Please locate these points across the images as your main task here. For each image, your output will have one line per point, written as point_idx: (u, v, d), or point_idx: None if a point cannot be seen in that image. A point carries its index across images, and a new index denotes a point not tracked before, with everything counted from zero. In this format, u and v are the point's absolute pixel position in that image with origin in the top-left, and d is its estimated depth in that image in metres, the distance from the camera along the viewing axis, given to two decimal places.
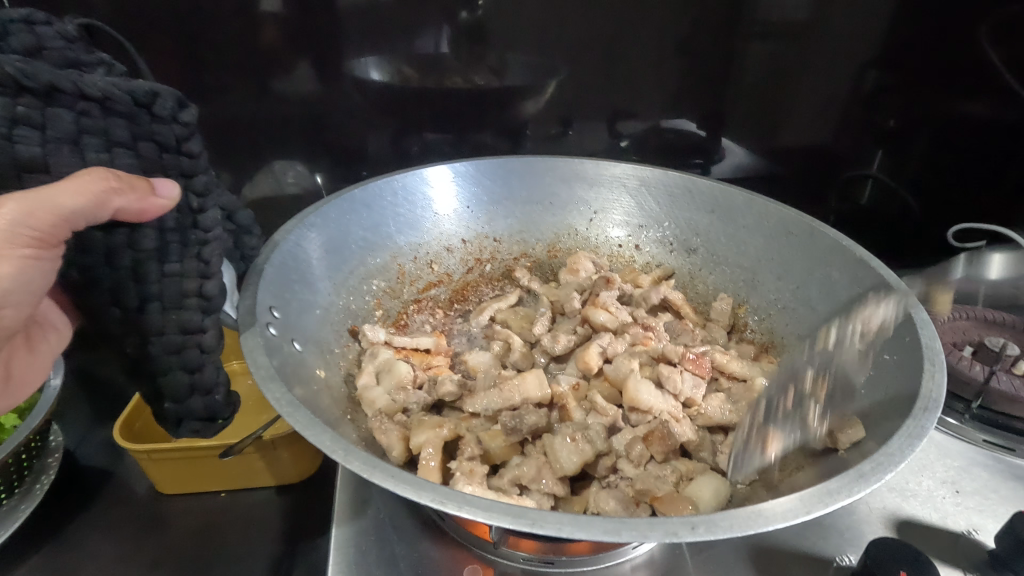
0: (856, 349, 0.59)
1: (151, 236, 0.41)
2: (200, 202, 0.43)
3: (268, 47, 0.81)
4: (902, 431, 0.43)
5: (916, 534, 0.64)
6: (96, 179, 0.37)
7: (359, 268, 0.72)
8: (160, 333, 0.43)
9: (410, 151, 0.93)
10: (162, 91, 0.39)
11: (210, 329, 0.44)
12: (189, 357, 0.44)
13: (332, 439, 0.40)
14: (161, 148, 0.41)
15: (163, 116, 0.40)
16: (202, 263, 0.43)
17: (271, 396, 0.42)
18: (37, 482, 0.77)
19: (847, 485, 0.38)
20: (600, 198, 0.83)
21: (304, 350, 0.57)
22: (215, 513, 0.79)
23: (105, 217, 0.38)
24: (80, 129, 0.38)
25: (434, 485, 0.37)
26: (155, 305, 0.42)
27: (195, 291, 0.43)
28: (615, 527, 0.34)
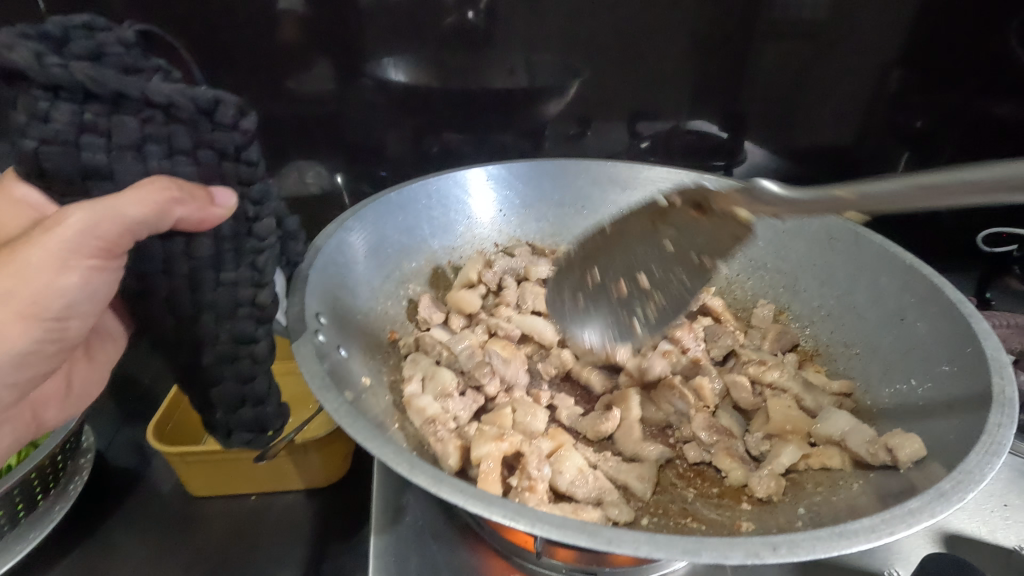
0: (909, 360, 0.58)
1: (208, 244, 0.41)
2: (255, 210, 0.42)
3: (291, 46, 0.81)
4: (978, 447, 0.42)
5: (965, 549, 0.63)
6: (158, 189, 0.37)
7: (396, 272, 0.71)
8: (214, 341, 0.42)
9: (429, 152, 0.92)
10: (224, 99, 0.38)
11: (262, 339, 0.44)
12: (242, 367, 0.43)
13: (395, 451, 0.39)
14: (221, 156, 0.40)
15: (224, 124, 0.39)
16: (256, 271, 0.43)
17: (329, 406, 0.42)
18: (72, 483, 0.77)
19: (927, 505, 0.37)
20: (634, 201, 0.82)
21: (349, 357, 0.56)
22: (247, 516, 0.78)
23: (166, 226, 0.38)
24: (143, 137, 0.38)
25: (503, 500, 0.36)
26: (211, 314, 0.42)
27: (250, 300, 0.42)
28: (694, 547, 0.34)
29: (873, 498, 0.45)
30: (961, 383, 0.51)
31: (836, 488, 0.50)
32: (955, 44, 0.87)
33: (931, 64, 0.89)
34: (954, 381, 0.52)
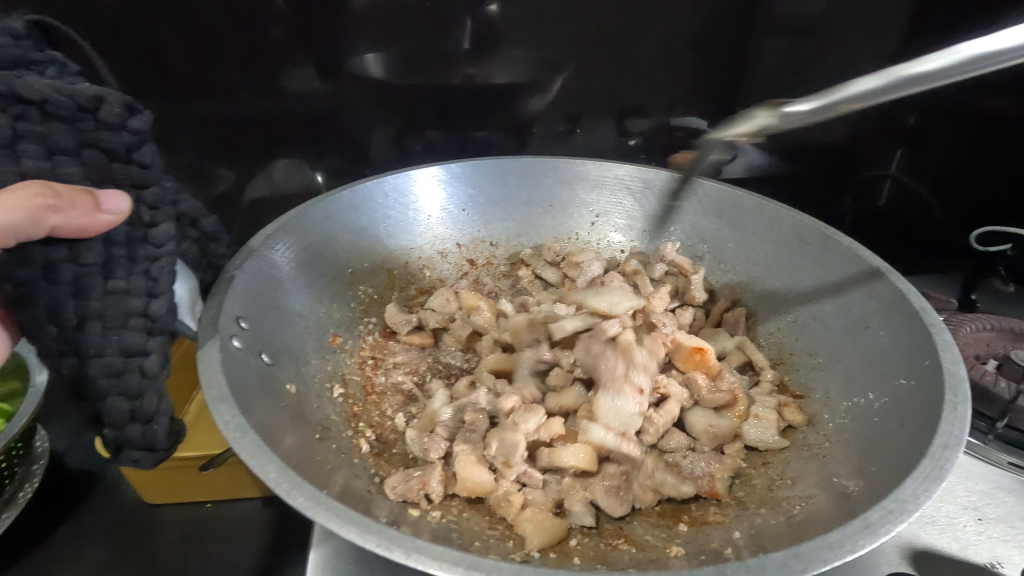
0: (863, 368, 0.55)
1: (96, 250, 0.40)
2: (151, 215, 0.42)
3: (264, 43, 0.78)
4: (918, 472, 0.39)
5: (935, 567, 0.59)
6: (29, 195, 0.35)
7: (345, 273, 0.68)
8: (99, 353, 0.41)
9: (413, 150, 0.89)
10: (108, 97, 0.37)
11: (154, 352, 0.42)
12: (130, 382, 0.41)
13: (278, 471, 0.37)
14: (109, 157, 0.39)
15: (111, 123, 0.38)
16: (149, 280, 0.42)
17: (219, 419, 0.40)
18: (20, 490, 0.74)
19: (852, 536, 0.35)
20: (602, 200, 0.78)
21: (274, 363, 0.53)
22: (195, 524, 0.76)
23: (39, 234, 0.36)
24: (16, 135, 0.37)
25: (380, 526, 0.34)
26: (95, 324, 0.41)
27: (141, 311, 0.41)
28: None
29: (811, 521, 0.43)
30: (915, 400, 0.48)
31: (780, 509, 0.46)
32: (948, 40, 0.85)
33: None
34: (908, 397, 0.48)
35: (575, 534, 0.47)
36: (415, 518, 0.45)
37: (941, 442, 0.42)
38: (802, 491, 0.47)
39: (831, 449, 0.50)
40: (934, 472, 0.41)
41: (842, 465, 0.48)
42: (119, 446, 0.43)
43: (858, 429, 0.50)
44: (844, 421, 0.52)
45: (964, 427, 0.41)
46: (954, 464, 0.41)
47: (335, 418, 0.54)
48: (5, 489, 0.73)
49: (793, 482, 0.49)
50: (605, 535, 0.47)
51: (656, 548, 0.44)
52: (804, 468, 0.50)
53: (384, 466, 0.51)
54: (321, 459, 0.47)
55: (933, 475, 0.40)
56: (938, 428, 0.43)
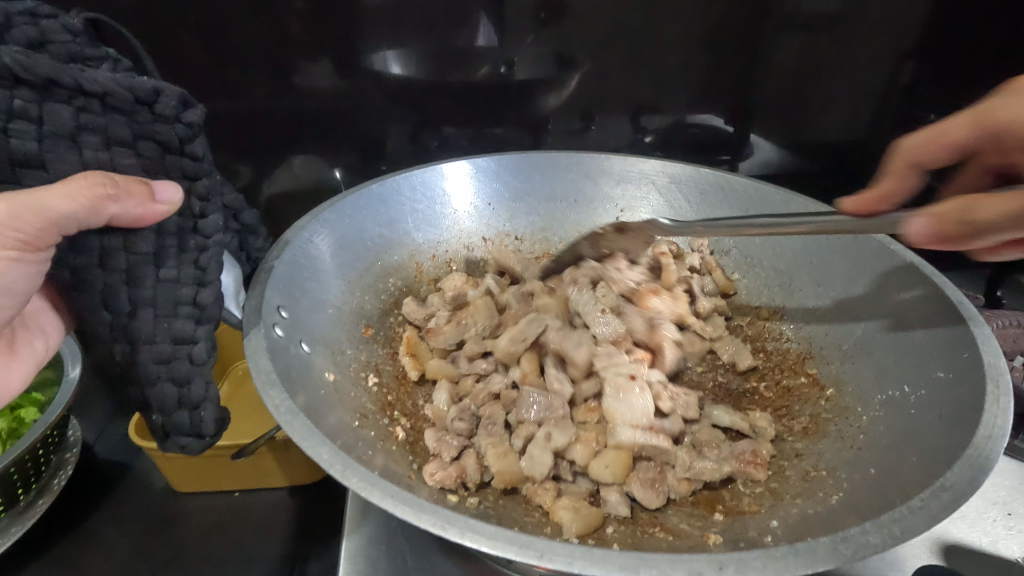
0: (896, 358, 0.54)
1: (149, 239, 0.41)
2: (202, 207, 0.42)
3: (293, 39, 0.79)
4: (964, 462, 0.39)
5: (964, 560, 0.60)
6: (92, 184, 0.37)
7: (376, 265, 0.69)
8: (150, 340, 0.41)
9: (431, 147, 0.90)
10: (165, 90, 0.37)
11: (201, 339, 0.42)
12: (180, 369, 0.42)
13: (331, 453, 0.38)
14: (164, 149, 0.40)
15: (166, 115, 0.38)
16: (198, 270, 0.42)
17: (269, 403, 0.41)
18: (55, 478, 0.76)
19: (902, 523, 0.35)
20: (627, 195, 0.79)
21: (312, 352, 0.54)
22: (226, 513, 0.77)
23: (98, 222, 0.38)
24: (78, 127, 0.38)
25: (435, 507, 0.34)
26: (148, 312, 0.41)
27: (190, 299, 0.42)
28: (633, 563, 0.31)
29: (853, 510, 0.43)
30: (954, 391, 0.47)
31: (818, 499, 0.46)
32: (975, 35, 0.84)
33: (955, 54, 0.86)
34: (947, 388, 0.48)
35: (613, 522, 0.47)
36: (456, 505, 0.46)
37: (984, 433, 0.42)
38: (838, 482, 0.47)
39: (867, 440, 0.50)
40: (979, 462, 0.41)
41: (879, 455, 0.48)
42: (165, 432, 0.44)
43: (894, 421, 0.50)
44: (880, 413, 0.52)
45: (1009, 418, 0.41)
46: (998, 455, 0.41)
47: (371, 406, 0.55)
48: (41, 477, 0.74)
49: (829, 473, 0.49)
50: (641, 523, 0.47)
51: (694, 536, 0.45)
52: (839, 459, 0.50)
53: (420, 452, 0.52)
54: (364, 445, 0.48)
55: (979, 465, 0.40)
56: (980, 419, 0.43)
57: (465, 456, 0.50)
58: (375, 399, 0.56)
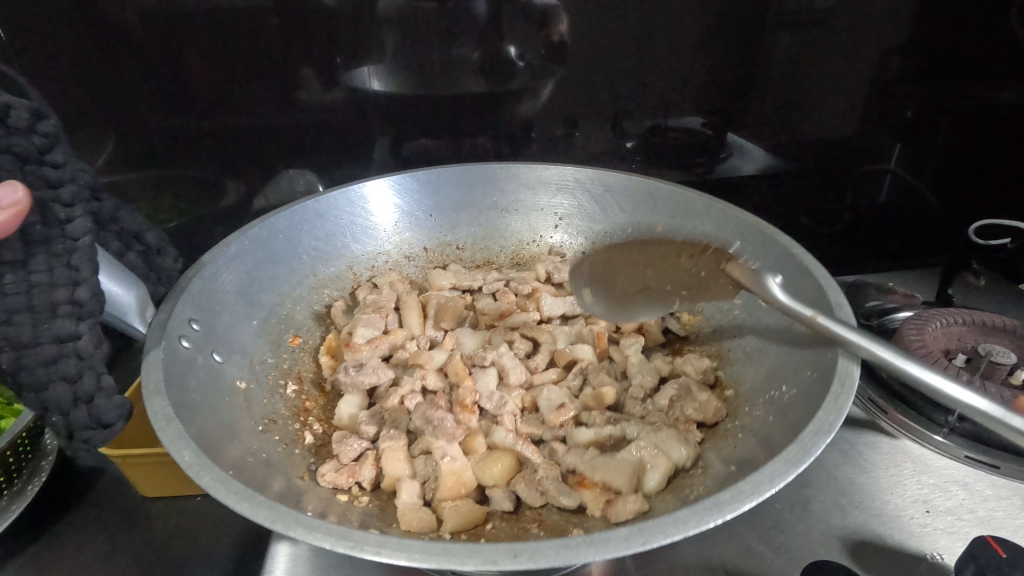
0: (777, 357, 0.57)
1: (15, 247, 0.43)
2: (66, 212, 0.46)
3: (261, 59, 0.81)
4: (784, 455, 0.41)
5: (873, 555, 0.61)
6: None
7: (310, 278, 0.73)
8: (33, 344, 0.43)
9: (409, 158, 0.93)
10: (16, 104, 0.43)
11: (85, 334, 0.45)
12: (67, 367, 0.44)
13: (191, 455, 0.41)
14: (22, 161, 0.44)
15: (21, 127, 0.44)
16: (71, 270, 0.45)
17: (149, 409, 0.44)
18: (30, 484, 0.78)
19: (700, 512, 0.36)
20: (563, 202, 0.82)
21: (225, 362, 0.57)
22: (187, 515, 0.81)
23: None
24: None
25: (272, 504, 0.38)
26: (23, 317, 0.43)
27: (66, 300, 0.44)
28: (436, 552, 0.34)
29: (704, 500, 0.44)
30: (815, 387, 0.48)
31: (682, 495, 0.47)
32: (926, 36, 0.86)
33: (908, 55, 0.88)
34: (810, 386, 0.50)
35: (494, 519, 0.50)
36: (344, 506, 0.49)
37: (815, 428, 0.44)
38: (706, 477, 0.49)
39: (742, 439, 0.51)
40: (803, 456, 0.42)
41: (745, 451, 0.49)
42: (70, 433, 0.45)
43: (764, 421, 0.51)
44: (759, 411, 0.53)
45: (839, 414, 0.43)
46: (825, 451, 0.43)
47: (284, 411, 0.59)
48: (15, 484, 0.77)
49: (703, 468, 0.51)
50: (522, 519, 0.50)
51: (561, 531, 0.47)
52: (716, 455, 0.51)
53: (323, 455, 0.56)
54: (268, 452, 0.51)
55: (798, 458, 0.41)
56: (818, 415, 0.45)
57: (365, 456, 0.53)
58: (288, 406, 0.60)
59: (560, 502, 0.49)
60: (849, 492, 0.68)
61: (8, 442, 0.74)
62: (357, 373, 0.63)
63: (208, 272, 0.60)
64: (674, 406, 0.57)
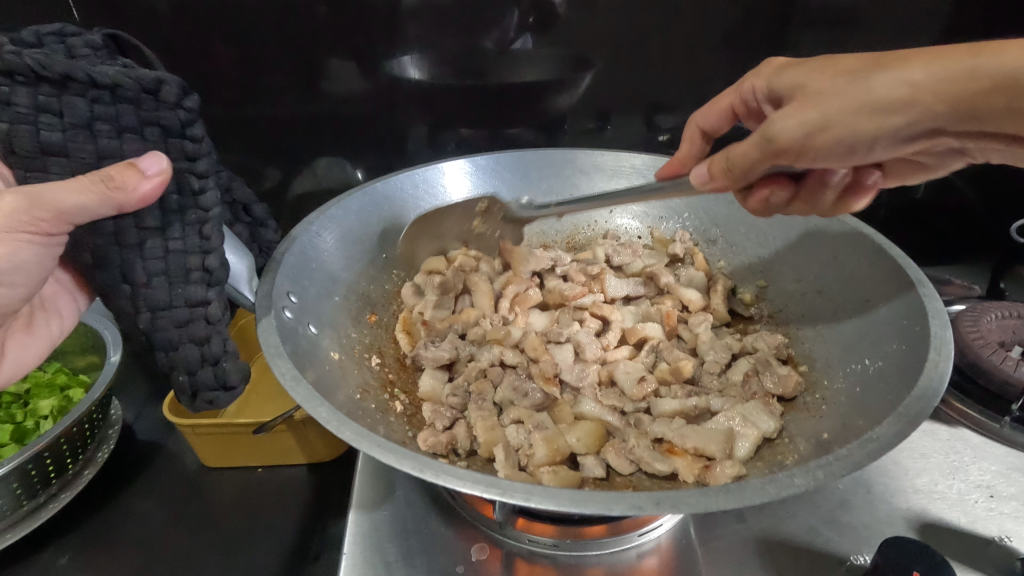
0: (855, 333, 0.58)
1: (155, 214, 0.45)
2: (200, 183, 0.47)
3: (311, 45, 0.84)
4: (894, 421, 0.43)
5: (940, 537, 0.62)
6: (93, 181, 0.41)
7: (380, 257, 0.75)
8: (168, 306, 0.47)
9: (447, 147, 0.95)
10: (166, 80, 0.43)
11: (213, 301, 0.48)
12: (197, 331, 0.48)
13: (327, 411, 0.44)
14: (166, 133, 0.45)
15: (168, 102, 0.44)
16: (203, 239, 0.47)
17: (276, 370, 0.47)
18: (100, 450, 0.83)
19: (822, 470, 0.39)
20: (620, 188, 0.83)
21: (319, 333, 0.59)
22: (253, 487, 0.83)
23: (108, 212, 0.43)
24: (92, 117, 0.42)
25: (413, 454, 0.40)
26: (161, 282, 0.46)
27: (199, 266, 0.47)
28: (582, 499, 0.37)
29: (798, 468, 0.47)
30: (906, 360, 0.50)
31: (775, 463, 0.50)
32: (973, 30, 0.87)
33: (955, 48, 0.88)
34: (898, 358, 0.51)
35: (588, 484, 0.52)
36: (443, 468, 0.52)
37: (917, 396, 0.45)
38: (796, 447, 0.51)
39: (828, 410, 0.53)
40: (908, 423, 0.44)
41: (836, 422, 0.51)
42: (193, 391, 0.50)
43: (849, 394, 0.53)
44: (841, 385, 0.55)
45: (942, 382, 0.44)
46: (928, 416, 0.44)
47: (373, 382, 0.61)
48: (88, 450, 0.81)
49: (789, 440, 0.53)
50: (615, 485, 0.52)
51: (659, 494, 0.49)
52: (801, 428, 0.53)
53: (416, 423, 0.58)
54: (368, 418, 0.54)
55: (907, 424, 0.43)
56: (918, 385, 0.46)
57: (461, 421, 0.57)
58: (374, 377, 0.62)
59: (654, 472, 0.51)
60: (911, 476, 0.69)
61: (75, 420, 0.75)
62: (436, 349, 0.65)
63: (296, 248, 0.62)
64: (751, 380, 0.60)
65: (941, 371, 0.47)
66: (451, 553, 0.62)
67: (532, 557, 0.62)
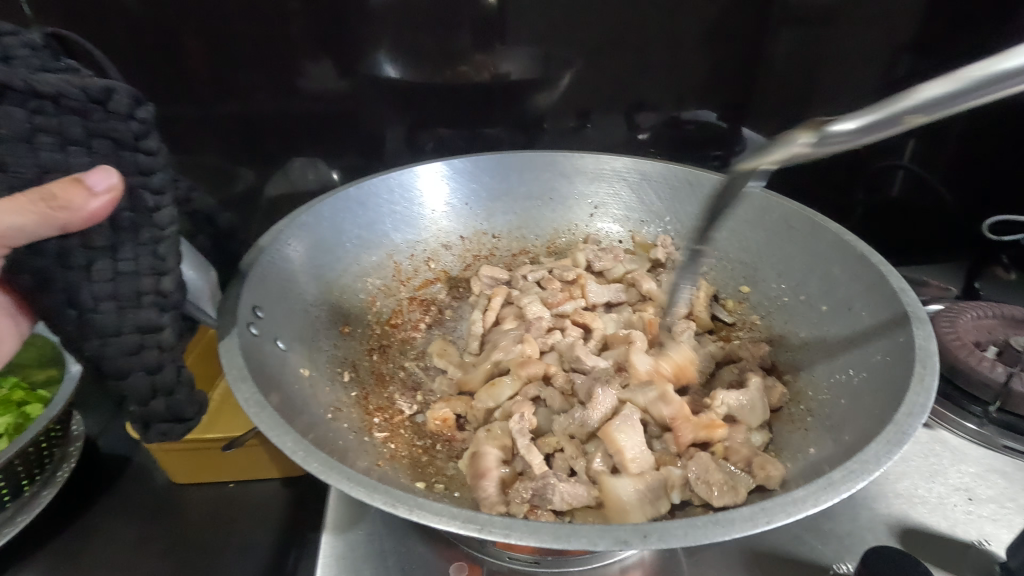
0: (839, 343, 0.58)
1: (104, 235, 0.42)
2: (155, 200, 0.44)
3: (281, 41, 0.80)
4: (883, 436, 0.42)
5: (921, 542, 0.62)
6: (31, 199, 0.37)
7: (353, 266, 0.72)
8: (117, 333, 0.44)
9: (424, 147, 0.92)
10: (117, 88, 0.40)
11: (167, 326, 0.46)
12: (150, 359, 0.45)
13: (293, 441, 0.41)
14: (117, 145, 0.42)
15: (120, 112, 0.41)
16: (157, 259, 0.45)
17: (240, 396, 0.44)
18: (59, 470, 0.78)
19: (814, 494, 0.38)
20: (601, 192, 0.82)
21: (288, 349, 0.57)
22: (221, 503, 0.80)
23: (51, 233, 0.39)
24: (33, 128, 0.39)
25: (386, 488, 0.38)
26: (109, 306, 0.43)
27: (151, 289, 0.45)
28: (567, 535, 0.34)
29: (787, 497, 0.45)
30: (890, 371, 0.50)
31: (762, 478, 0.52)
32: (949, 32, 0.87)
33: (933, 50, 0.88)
34: (883, 369, 0.50)
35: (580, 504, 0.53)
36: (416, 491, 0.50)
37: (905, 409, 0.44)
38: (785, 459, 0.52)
39: (813, 423, 0.53)
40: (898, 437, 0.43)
41: (821, 436, 0.51)
42: (145, 421, 0.48)
43: (834, 406, 0.53)
44: (825, 397, 0.55)
45: (930, 395, 0.43)
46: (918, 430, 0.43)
47: (346, 400, 0.59)
48: (46, 470, 0.77)
49: (778, 453, 0.53)
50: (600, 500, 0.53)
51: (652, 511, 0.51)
52: (789, 441, 0.54)
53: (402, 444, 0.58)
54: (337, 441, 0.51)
55: (897, 440, 0.42)
56: (905, 398, 0.45)
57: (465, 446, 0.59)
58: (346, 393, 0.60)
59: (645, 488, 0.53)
60: (892, 481, 0.69)
61: (32, 438, 0.73)
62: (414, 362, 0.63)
63: (263, 258, 0.59)
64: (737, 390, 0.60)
65: (926, 384, 0.46)
66: (426, 571, 0.60)
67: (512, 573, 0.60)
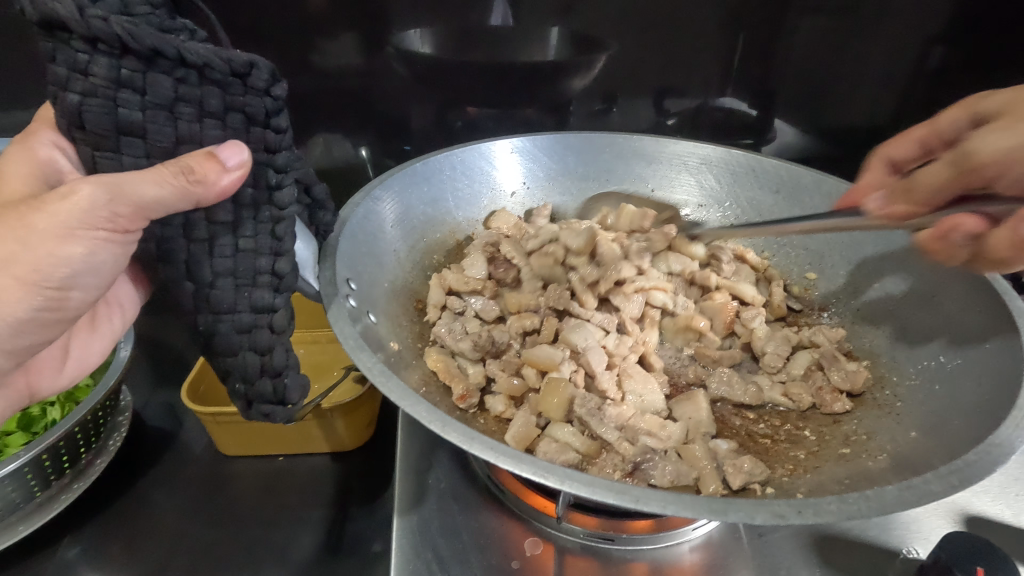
0: (927, 330, 0.59)
1: (227, 210, 0.43)
2: (279, 178, 0.44)
3: (315, 15, 0.79)
4: (1008, 421, 0.44)
5: (985, 530, 0.63)
6: (172, 171, 0.39)
7: (421, 242, 0.72)
8: (232, 310, 0.44)
9: (454, 126, 0.90)
10: (259, 63, 0.40)
11: (280, 308, 0.45)
12: (260, 338, 0.45)
13: (428, 411, 0.43)
14: (250, 121, 0.42)
15: (257, 88, 0.41)
16: (275, 240, 0.44)
17: (364, 365, 0.45)
18: (111, 438, 0.77)
19: (960, 474, 0.41)
20: (661, 175, 0.81)
21: (378, 322, 0.58)
22: (274, 475, 0.79)
23: (187, 207, 0.41)
24: (176, 97, 0.39)
25: (532, 458, 0.40)
26: (227, 281, 0.43)
27: (268, 269, 0.44)
28: (721, 507, 0.38)
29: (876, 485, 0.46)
30: (993, 359, 0.51)
31: (860, 461, 0.51)
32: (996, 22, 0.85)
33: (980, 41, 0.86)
34: (984, 357, 0.52)
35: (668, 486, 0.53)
36: None
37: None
38: (874, 443, 0.53)
39: (903, 407, 0.55)
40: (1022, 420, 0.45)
41: (920, 420, 0.52)
42: (246, 400, 0.46)
43: (928, 391, 0.54)
44: (915, 381, 0.56)
45: None
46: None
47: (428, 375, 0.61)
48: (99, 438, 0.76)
49: (870, 436, 0.54)
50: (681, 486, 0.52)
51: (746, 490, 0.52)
52: (879, 424, 0.55)
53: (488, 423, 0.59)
54: None
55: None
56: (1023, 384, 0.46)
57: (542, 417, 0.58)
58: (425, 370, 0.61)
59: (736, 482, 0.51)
60: None
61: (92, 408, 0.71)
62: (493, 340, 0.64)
63: (348, 231, 0.59)
64: (816, 375, 0.61)
65: None
66: (499, 544, 0.61)
67: (585, 551, 0.60)
